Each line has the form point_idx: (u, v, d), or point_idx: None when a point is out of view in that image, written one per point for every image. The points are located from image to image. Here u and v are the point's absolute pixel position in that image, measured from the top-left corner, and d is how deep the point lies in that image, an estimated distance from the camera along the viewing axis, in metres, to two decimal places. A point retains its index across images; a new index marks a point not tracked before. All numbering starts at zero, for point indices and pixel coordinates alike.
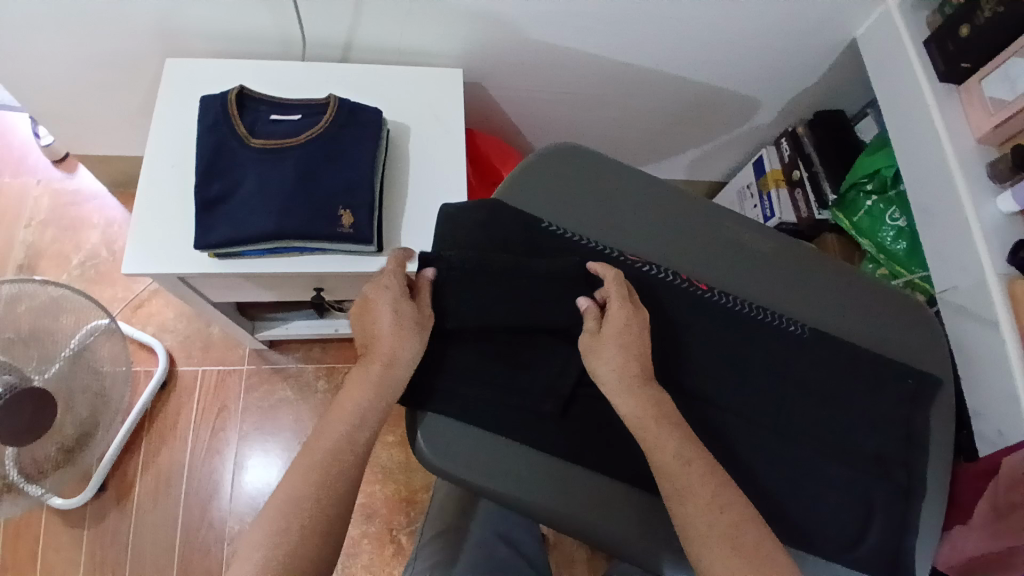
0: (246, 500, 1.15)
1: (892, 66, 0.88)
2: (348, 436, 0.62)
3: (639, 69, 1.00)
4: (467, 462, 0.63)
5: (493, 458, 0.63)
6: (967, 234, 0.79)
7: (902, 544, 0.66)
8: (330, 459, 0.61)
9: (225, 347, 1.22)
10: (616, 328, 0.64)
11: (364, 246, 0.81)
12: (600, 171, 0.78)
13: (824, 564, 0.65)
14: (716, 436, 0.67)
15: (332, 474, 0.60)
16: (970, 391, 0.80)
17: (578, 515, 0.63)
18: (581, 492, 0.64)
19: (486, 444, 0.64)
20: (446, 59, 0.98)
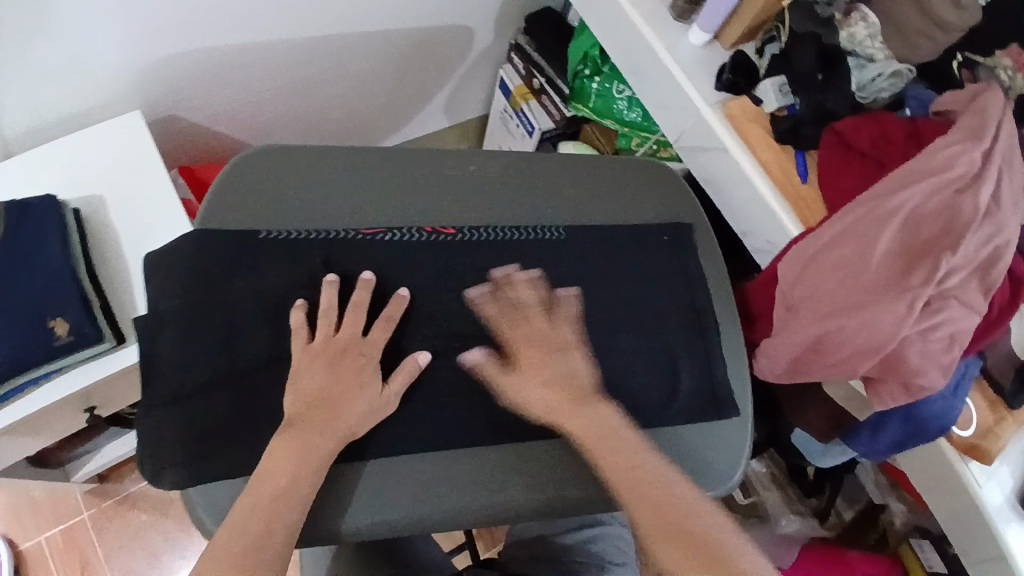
0: None
1: None
2: (306, 443, 0.58)
3: (327, 37, 0.94)
4: (387, 518, 0.62)
5: (383, 496, 0.62)
6: (670, 77, 0.80)
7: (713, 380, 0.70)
8: (296, 463, 0.58)
9: (57, 503, 1.08)
10: (524, 351, 0.64)
11: (99, 346, 0.73)
12: (299, 158, 0.72)
13: (663, 429, 0.68)
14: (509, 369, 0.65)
15: (295, 474, 0.57)
16: (732, 216, 0.82)
17: (502, 508, 0.64)
18: (503, 487, 0.64)
19: (404, 489, 0.63)
20: (119, 108, 0.88)
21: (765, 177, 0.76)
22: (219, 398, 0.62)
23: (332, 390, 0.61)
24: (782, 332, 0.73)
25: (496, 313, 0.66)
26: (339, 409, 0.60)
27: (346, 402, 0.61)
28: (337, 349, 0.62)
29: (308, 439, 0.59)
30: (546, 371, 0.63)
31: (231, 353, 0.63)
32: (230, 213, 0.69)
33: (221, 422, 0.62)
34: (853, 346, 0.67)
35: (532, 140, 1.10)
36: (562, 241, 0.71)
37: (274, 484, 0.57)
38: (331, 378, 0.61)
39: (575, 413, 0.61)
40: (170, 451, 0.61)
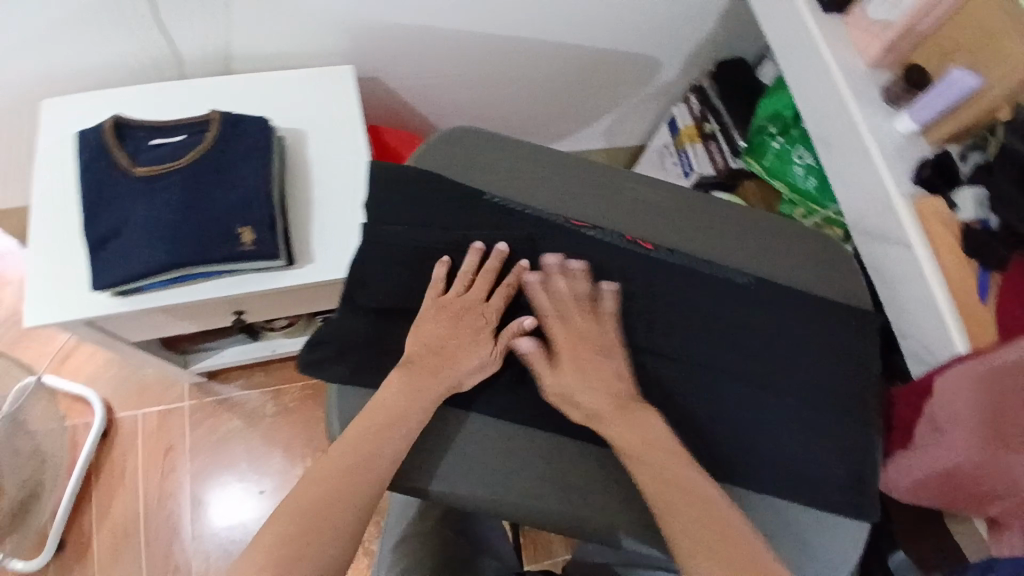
0: (209, 538, 1.12)
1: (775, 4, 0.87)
2: (410, 389, 0.63)
3: (531, 40, 0.98)
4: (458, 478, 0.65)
5: (452, 478, 0.65)
6: (869, 159, 0.79)
7: (850, 473, 0.67)
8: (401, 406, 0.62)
9: (163, 386, 1.17)
10: (574, 348, 0.66)
11: (271, 262, 0.78)
12: (502, 145, 0.77)
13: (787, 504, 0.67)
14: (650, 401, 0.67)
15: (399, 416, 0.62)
16: (895, 313, 0.81)
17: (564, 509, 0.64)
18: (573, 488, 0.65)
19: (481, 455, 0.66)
20: (331, 57, 0.95)
21: (943, 284, 0.74)
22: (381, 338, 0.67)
23: (446, 346, 0.65)
24: (922, 450, 0.73)
25: (544, 307, 0.67)
26: (454, 358, 0.65)
27: (464, 356, 0.65)
28: (460, 309, 0.67)
29: (412, 386, 0.63)
30: (599, 369, 0.65)
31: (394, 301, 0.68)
32: (415, 177, 0.72)
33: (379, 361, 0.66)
34: (995, 485, 0.66)
35: (687, 182, 1.11)
36: (723, 287, 0.72)
37: (376, 420, 0.61)
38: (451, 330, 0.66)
39: (619, 418, 0.62)
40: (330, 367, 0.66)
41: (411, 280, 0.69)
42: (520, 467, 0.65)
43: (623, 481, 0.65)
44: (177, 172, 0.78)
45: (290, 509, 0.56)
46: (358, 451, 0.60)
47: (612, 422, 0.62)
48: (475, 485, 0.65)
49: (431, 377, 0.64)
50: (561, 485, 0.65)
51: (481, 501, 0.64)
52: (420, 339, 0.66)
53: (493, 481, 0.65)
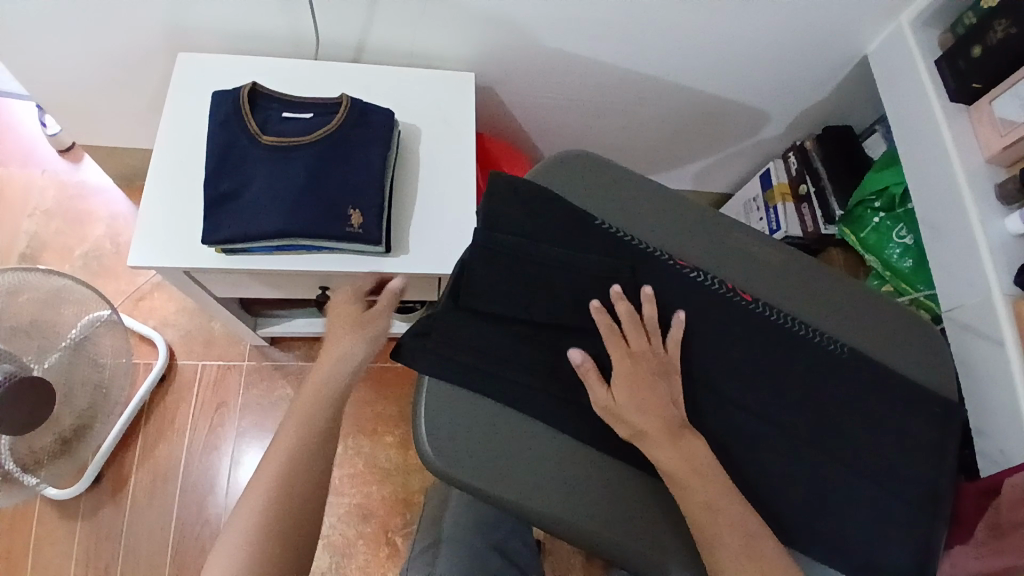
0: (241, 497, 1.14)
1: (904, 84, 0.88)
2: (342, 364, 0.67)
3: (650, 77, 1.00)
4: (458, 435, 0.65)
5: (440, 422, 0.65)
6: (975, 251, 0.79)
7: (911, 560, 0.67)
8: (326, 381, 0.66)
9: (226, 343, 1.22)
10: (631, 370, 0.67)
11: (374, 247, 0.82)
12: (618, 176, 0.79)
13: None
14: (728, 451, 0.67)
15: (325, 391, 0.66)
16: (973, 410, 0.80)
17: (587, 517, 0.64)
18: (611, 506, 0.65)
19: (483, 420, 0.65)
20: (457, 63, 0.99)
21: None
22: (479, 339, 0.67)
23: (519, 356, 0.67)
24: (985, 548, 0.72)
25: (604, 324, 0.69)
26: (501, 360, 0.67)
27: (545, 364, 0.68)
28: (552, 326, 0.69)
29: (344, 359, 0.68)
30: (654, 394, 0.66)
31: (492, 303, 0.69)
32: (532, 192, 0.75)
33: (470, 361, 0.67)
34: None
35: (773, 238, 1.12)
36: (812, 352, 0.72)
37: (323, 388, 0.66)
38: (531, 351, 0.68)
39: (669, 446, 0.63)
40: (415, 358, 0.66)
41: (509, 286, 0.70)
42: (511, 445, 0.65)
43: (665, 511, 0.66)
44: (304, 146, 0.82)
45: (251, 535, 0.57)
46: (307, 457, 0.61)
47: (662, 448, 0.63)
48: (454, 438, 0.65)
49: (509, 379, 0.66)
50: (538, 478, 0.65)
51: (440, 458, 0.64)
52: (501, 345, 0.68)
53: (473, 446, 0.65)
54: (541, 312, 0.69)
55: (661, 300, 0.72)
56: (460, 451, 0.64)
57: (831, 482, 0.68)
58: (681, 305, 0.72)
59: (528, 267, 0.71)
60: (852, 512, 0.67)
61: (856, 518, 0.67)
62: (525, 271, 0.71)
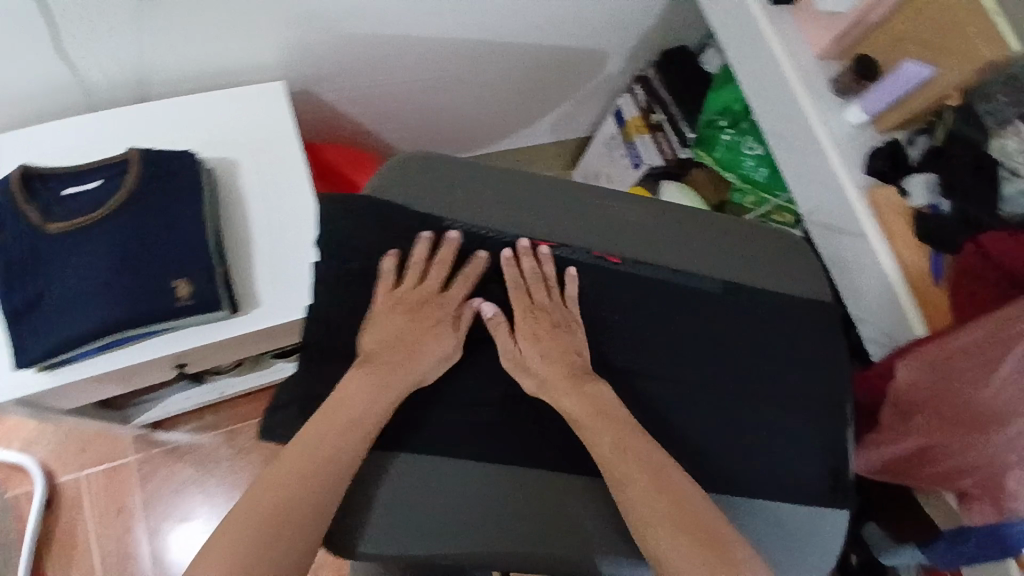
0: None
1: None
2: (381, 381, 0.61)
3: (478, 42, 0.94)
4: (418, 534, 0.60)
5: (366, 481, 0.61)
6: (822, 154, 0.79)
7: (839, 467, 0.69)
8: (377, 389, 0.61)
9: (105, 441, 1.08)
10: (534, 321, 0.66)
11: (215, 313, 0.72)
12: (455, 168, 0.72)
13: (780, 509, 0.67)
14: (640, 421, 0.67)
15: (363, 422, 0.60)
16: (851, 301, 0.83)
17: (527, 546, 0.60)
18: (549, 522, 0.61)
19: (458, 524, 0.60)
20: (263, 74, 0.87)
21: (898, 276, 0.76)
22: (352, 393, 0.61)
23: (405, 340, 0.64)
24: (895, 434, 0.75)
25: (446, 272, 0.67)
26: (415, 355, 0.63)
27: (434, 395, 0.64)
28: (418, 306, 0.65)
29: (374, 387, 0.61)
30: (559, 340, 0.66)
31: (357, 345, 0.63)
32: (369, 211, 0.67)
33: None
34: (959, 460, 0.69)
35: (637, 173, 1.12)
36: (697, 298, 0.71)
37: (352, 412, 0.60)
38: (409, 330, 0.64)
39: (572, 392, 0.63)
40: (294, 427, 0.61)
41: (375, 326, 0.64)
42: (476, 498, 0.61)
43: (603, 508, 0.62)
44: (104, 223, 0.71)
45: (277, 474, 0.56)
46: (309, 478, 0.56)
47: (568, 394, 0.63)
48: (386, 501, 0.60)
49: (388, 376, 0.62)
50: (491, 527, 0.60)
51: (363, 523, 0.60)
52: (384, 335, 0.64)
53: (421, 512, 0.60)
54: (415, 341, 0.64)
55: (536, 291, 0.67)
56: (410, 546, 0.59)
57: (743, 415, 0.69)
58: (556, 292, 0.68)
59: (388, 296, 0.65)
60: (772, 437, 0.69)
61: (777, 441, 0.69)
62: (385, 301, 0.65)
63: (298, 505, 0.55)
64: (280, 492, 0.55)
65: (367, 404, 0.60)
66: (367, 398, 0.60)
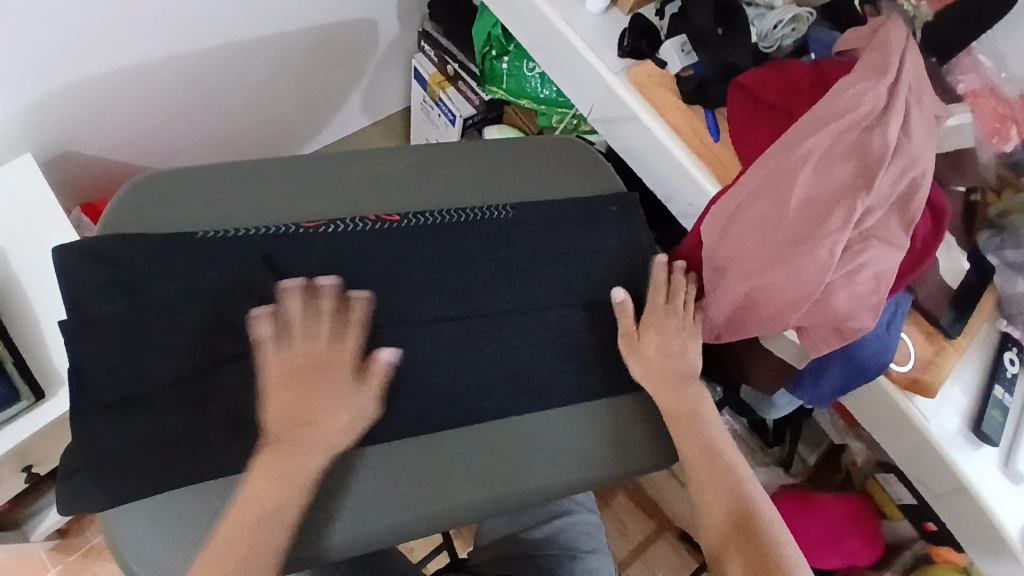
0: None
1: None
2: (324, 437, 0.57)
3: (226, 47, 0.91)
4: (399, 510, 0.59)
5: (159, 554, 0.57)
6: (575, 51, 0.79)
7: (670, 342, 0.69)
8: (303, 436, 0.57)
9: (17, 568, 1.04)
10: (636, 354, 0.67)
11: (16, 407, 0.71)
12: (200, 181, 0.69)
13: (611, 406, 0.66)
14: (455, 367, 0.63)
15: (301, 458, 0.56)
16: (654, 183, 0.82)
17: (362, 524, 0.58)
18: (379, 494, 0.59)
19: (429, 492, 0.60)
20: (9, 149, 0.83)
21: (680, 143, 0.76)
22: (143, 438, 0.57)
23: (303, 411, 0.57)
24: (715, 294, 0.74)
25: (337, 321, 0.60)
26: (321, 424, 0.57)
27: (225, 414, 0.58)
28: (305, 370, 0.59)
29: (309, 420, 0.57)
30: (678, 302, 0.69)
31: None
32: (103, 253, 0.62)
33: None
34: (785, 295, 0.69)
35: (455, 129, 1.08)
36: (477, 227, 0.69)
37: (297, 455, 0.56)
38: (309, 389, 0.58)
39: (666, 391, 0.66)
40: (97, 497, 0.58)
41: (144, 367, 0.58)
42: (412, 486, 0.60)
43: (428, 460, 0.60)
44: None
45: (240, 517, 0.54)
46: (269, 508, 0.55)
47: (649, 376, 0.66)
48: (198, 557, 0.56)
49: (297, 455, 0.56)
50: (464, 508, 0.60)
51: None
52: (288, 402, 0.58)
53: (384, 509, 0.59)
54: (184, 363, 0.59)
55: (309, 271, 0.64)
56: (390, 530, 0.59)
57: (556, 327, 0.67)
58: (333, 267, 0.64)
59: (144, 326, 0.59)
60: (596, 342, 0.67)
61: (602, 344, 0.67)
62: (143, 332, 0.59)
63: (257, 540, 0.54)
64: (243, 535, 0.54)
65: (161, 441, 0.57)
66: (290, 467, 0.56)
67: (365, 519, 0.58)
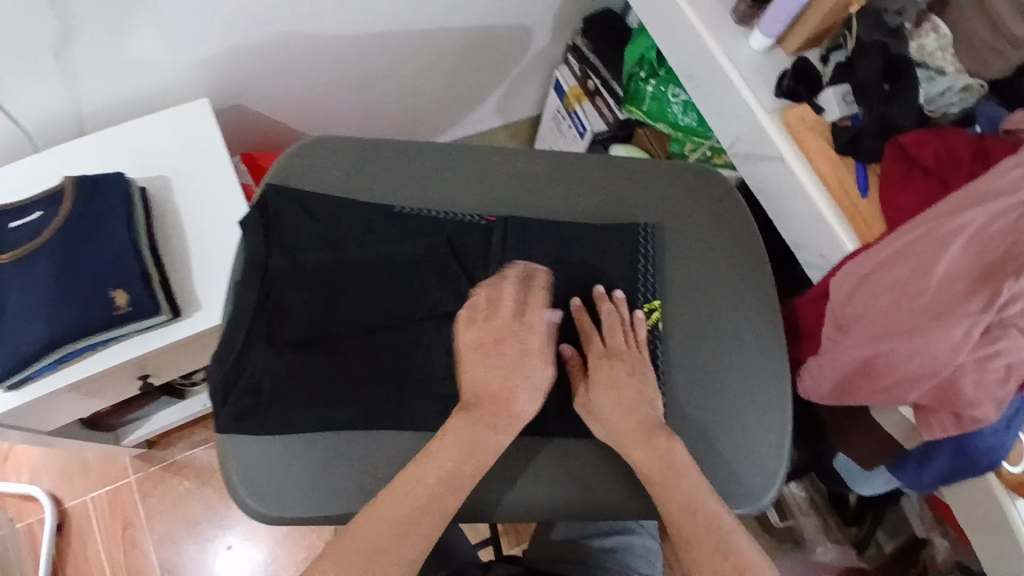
0: None
1: None
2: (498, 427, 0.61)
3: (392, 35, 0.97)
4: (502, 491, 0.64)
5: (265, 477, 0.63)
6: (730, 84, 0.79)
7: (780, 389, 0.69)
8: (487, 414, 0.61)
9: (105, 465, 1.13)
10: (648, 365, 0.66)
11: (156, 317, 0.76)
12: (360, 148, 0.73)
13: (717, 445, 0.67)
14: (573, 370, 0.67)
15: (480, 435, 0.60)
16: (786, 229, 0.81)
17: None
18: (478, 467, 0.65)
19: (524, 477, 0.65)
20: (186, 91, 0.91)
21: (822, 192, 0.74)
22: (295, 373, 0.63)
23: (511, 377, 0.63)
24: (832, 351, 0.73)
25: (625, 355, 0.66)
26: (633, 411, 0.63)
27: (359, 370, 0.64)
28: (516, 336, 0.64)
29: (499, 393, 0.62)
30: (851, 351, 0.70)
31: (271, 326, 0.65)
32: (288, 204, 0.68)
33: (264, 396, 0.63)
34: (909, 369, 0.66)
35: (584, 142, 1.11)
36: (624, 238, 0.71)
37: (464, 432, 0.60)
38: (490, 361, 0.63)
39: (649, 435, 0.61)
40: (218, 414, 0.63)
41: (294, 308, 0.65)
42: (510, 474, 0.65)
43: (529, 446, 0.65)
44: (43, 248, 0.75)
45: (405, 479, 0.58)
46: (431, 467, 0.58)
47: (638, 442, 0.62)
48: (299, 485, 0.63)
49: (483, 426, 0.60)
50: (543, 502, 0.64)
51: (279, 516, 0.63)
52: (492, 368, 0.63)
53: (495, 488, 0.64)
54: (324, 316, 0.65)
55: (439, 251, 0.67)
56: (491, 507, 0.64)
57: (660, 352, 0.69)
58: (469, 252, 0.68)
59: (301, 272, 0.66)
60: (717, 374, 0.69)
61: (719, 373, 0.69)
62: (300, 277, 0.65)
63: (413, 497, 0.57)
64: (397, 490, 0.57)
65: (292, 380, 0.63)
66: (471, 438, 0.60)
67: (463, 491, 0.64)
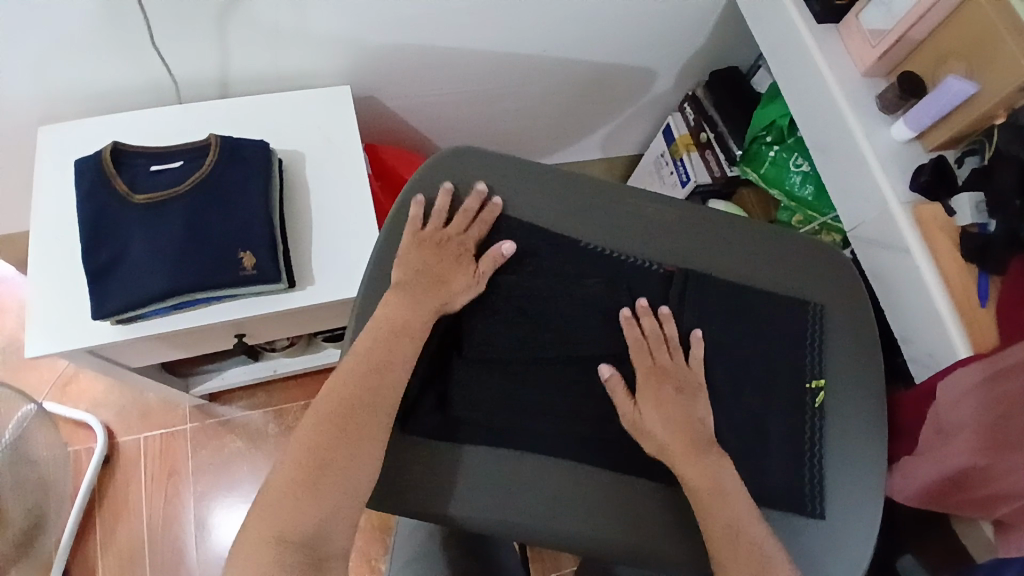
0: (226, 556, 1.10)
1: (778, 26, 0.90)
2: (411, 309, 0.66)
3: (526, 57, 0.99)
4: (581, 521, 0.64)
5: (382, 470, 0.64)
6: (866, 166, 0.81)
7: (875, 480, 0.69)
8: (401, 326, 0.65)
9: (164, 410, 1.16)
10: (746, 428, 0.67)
11: (275, 285, 0.78)
12: (550, 177, 0.76)
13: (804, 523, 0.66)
14: None
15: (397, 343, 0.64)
16: (898, 322, 0.82)
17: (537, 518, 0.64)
18: (581, 501, 0.65)
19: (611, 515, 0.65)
20: (329, 76, 0.95)
21: (943, 292, 0.75)
22: (467, 385, 0.66)
23: (435, 269, 0.69)
24: (929, 454, 0.73)
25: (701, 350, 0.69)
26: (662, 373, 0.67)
27: (449, 275, 0.69)
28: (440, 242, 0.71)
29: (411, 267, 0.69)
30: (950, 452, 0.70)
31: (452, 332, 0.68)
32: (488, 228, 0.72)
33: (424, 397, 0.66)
34: (1007, 487, 0.65)
35: (684, 190, 1.12)
36: (787, 324, 0.72)
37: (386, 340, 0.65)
38: (426, 253, 0.70)
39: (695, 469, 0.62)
40: None
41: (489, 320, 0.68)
42: (597, 507, 0.65)
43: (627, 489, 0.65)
44: (180, 198, 0.78)
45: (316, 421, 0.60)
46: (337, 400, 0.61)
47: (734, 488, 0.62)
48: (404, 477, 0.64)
49: (419, 304, 0.67)
50: (624, 546, 0.64)
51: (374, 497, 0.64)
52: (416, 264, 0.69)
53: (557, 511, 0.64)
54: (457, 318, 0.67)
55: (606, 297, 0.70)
56: (567, 536, 0.64)
57: (768, 416, 0.68)
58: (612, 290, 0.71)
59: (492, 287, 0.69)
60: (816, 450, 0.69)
61: (817, 450, 0.69)
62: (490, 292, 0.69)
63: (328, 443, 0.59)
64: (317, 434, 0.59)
65: (472, 387, 0.66)
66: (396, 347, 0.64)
67: (547, 515, 0.64)
